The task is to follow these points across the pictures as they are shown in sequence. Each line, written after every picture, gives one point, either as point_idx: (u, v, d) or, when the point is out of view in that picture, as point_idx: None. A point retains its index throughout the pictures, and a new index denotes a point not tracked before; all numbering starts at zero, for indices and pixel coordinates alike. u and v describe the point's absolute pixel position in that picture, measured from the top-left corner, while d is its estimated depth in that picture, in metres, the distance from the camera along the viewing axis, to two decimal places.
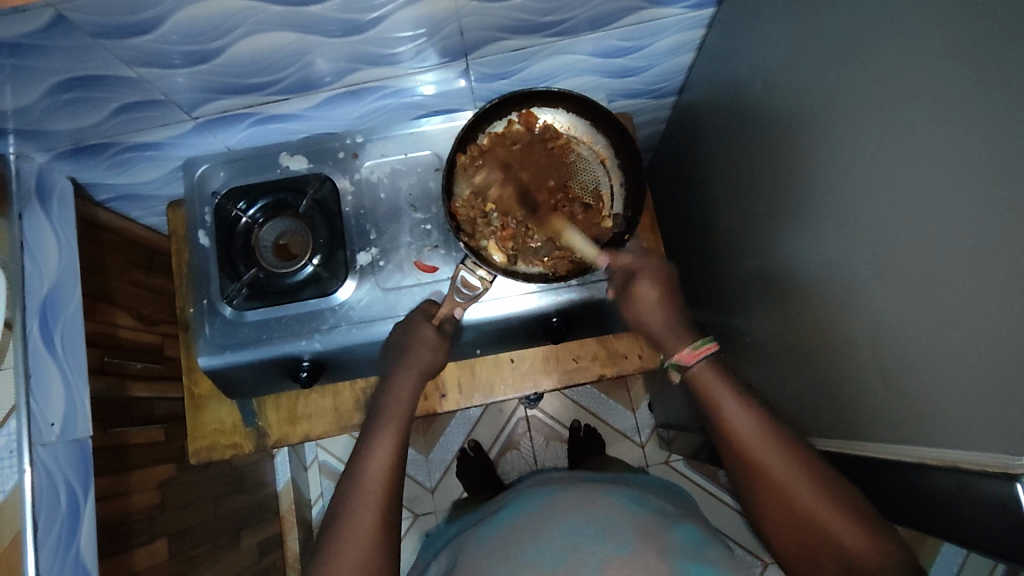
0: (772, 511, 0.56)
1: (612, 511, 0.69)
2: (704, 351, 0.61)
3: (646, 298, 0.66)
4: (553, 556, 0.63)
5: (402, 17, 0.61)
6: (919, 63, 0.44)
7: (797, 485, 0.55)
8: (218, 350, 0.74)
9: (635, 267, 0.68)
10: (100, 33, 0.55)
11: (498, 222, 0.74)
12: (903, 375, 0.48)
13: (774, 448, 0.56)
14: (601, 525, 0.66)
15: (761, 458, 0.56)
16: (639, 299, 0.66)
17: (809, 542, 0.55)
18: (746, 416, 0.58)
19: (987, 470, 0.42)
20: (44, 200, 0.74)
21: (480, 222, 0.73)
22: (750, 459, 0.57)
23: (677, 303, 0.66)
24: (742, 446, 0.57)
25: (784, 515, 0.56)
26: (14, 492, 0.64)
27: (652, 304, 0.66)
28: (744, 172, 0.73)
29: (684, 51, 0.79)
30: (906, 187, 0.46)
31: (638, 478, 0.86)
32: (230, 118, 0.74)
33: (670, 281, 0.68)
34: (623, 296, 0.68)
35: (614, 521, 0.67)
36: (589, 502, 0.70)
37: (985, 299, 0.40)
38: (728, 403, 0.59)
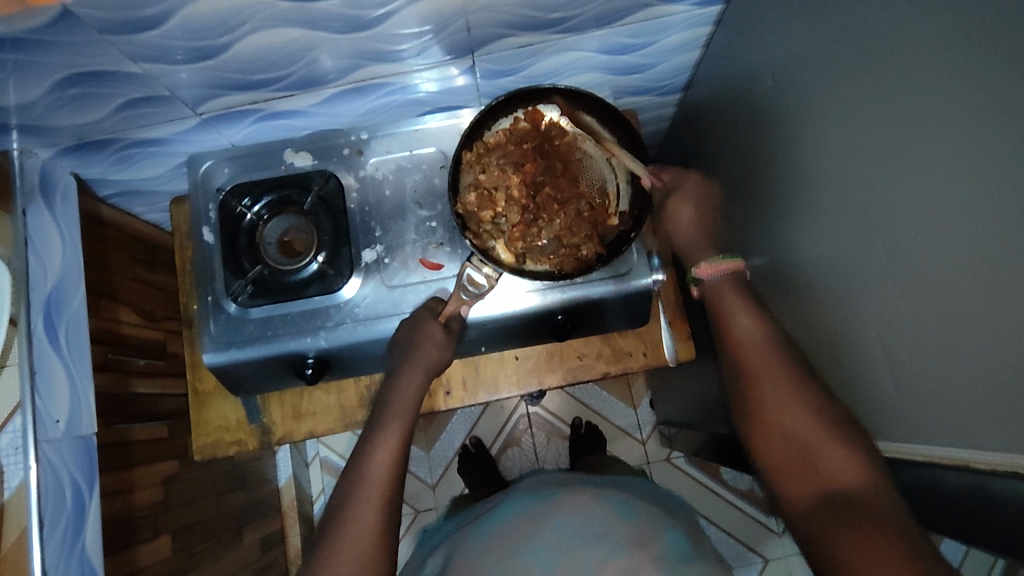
0: (759, 428, 0.56)
1: (604, 513, 0.69)
2: (726, 266, 0.65)
3: (680, 220, 0.69)
4: (548, 558, 0.64)
5: (409, 14, 0.60)
6: (929, 62, 0.44)
7: (789, 400, 0.55)
8: (223, 347, 0.74)
9: (672, 185, 0.71)
10: (106, 29, 0.55)
11: (505, 221, 0.74)
12: (912, 375, 0.49)
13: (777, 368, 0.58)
14: (594, 527, 0.66)
15: (760, 369, 0.58)
16: (672, 217, 0.69)
17: (797, 461, 0.53)
18: (756, 333, 0.60)
19: (999, 470, 0.43)
20: (48, 196, 0.74)
21: (488, 220, 0.73)
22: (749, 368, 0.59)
23: (707, 221, 0.70)
24: (744, 359, 0.59)
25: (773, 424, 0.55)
26: (20, 489, 0.64)
27: (685, 224, 0.69)
28: (751, 170, 0.73)
29: (690, 48, 0.79)
30: (915, 187, 0.46)
31: (636, 485, 0.85)
32: (235, 115, 0.73)
33: (704, 206, 0.70)
34: (660, 221, 0.71)
35: (608, 522, 0.67)
36: (583, 505, 0.70)
37: (995, 300, 0.40)
38: (739, 318, 0.62)
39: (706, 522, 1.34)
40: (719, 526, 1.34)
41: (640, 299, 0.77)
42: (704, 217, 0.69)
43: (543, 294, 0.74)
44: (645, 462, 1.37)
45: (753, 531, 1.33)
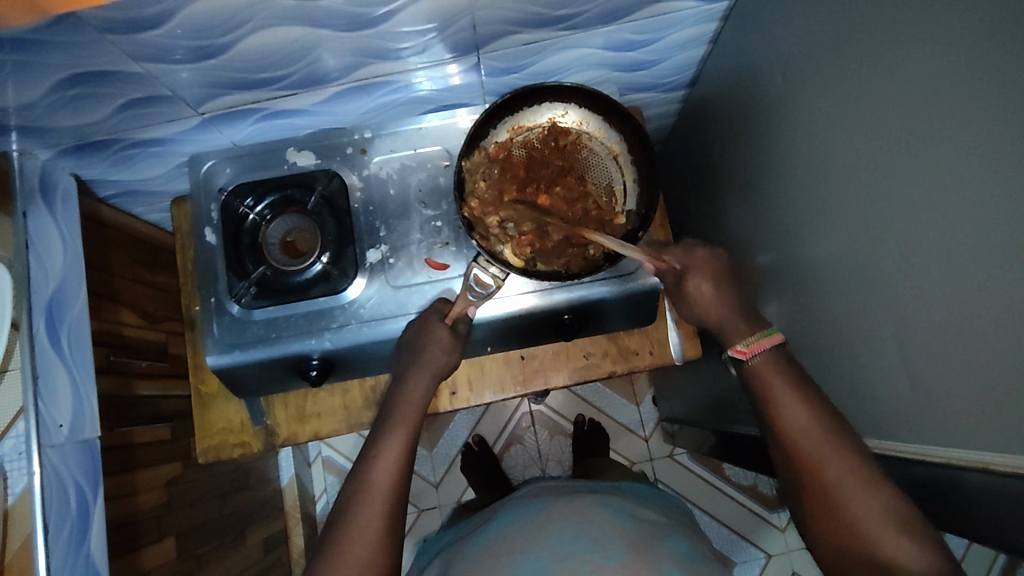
0: (823, 519, 0.54)
1: (602, 521, 0.69)
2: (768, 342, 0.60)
3: (702, 297, 0.65)
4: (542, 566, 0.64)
5: (413, 11, 0.60)
6: (942, 59, 0.43)
7: (850, 488, 0.52)
8: (227, 350, 0.73)
9: (682, 264, 0.67)
10: (107, 28, 0.54)
11: (512, 224, 0.73)
12: (928, 375, 0.48)
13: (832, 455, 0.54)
14: (591, 535, 0.66)
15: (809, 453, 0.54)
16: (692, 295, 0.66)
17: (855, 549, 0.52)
18: (802, 411, 0.56)
19: (1017, 471, 0.42)
20: (48, 197, 0.73)
21: (495, 224, 0.72)
22: (798, 449, 0.55)
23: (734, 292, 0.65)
24: (791, 438, 0.56)
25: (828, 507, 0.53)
26: (25, 494, 0.63)
27: (707, 301, 0.65)
28: (759, 168, 0.72)
29: (696, 44, 0.78)
30: (929, 187, 0.45)
31: (634, 489, 0.85)
32: (236, 114, 0.73)
33: (723, 277, 0.66)
34: (680, 299, 0.67)
35: (604, 532, 0.67)
36: (581, 514, 0.70)
37: (1013, 300, 0.40)
38: (786, 402, 0.57)
39: (710, 519, 1.34)
40: (724, 523, 1.34)
41: (646, 298, 0.76)
42: (726, 290, 0.65)
43: (547, 294, 0.73)
44: (648, 459, 1.37)
45: (757, 528, 1.33)
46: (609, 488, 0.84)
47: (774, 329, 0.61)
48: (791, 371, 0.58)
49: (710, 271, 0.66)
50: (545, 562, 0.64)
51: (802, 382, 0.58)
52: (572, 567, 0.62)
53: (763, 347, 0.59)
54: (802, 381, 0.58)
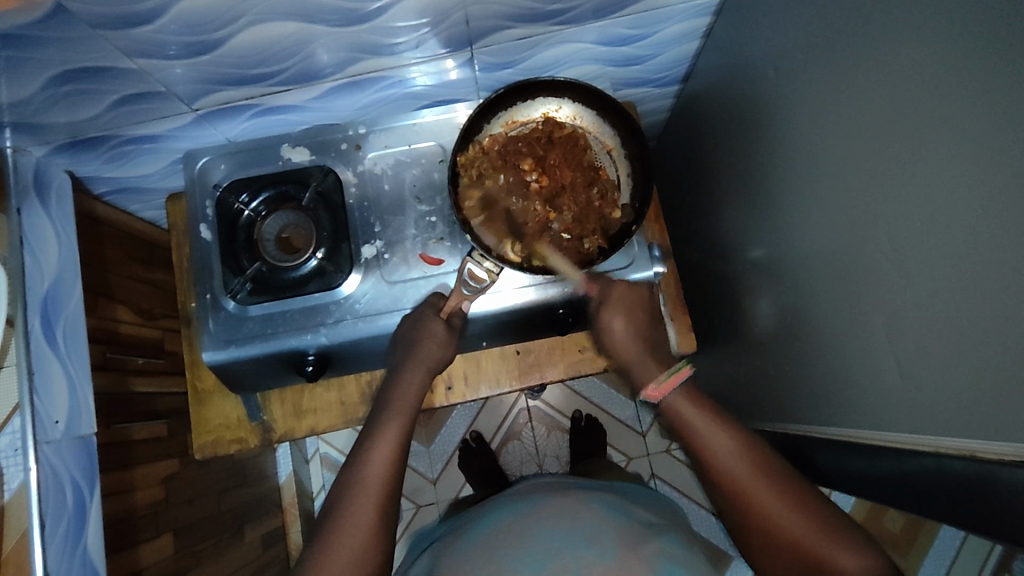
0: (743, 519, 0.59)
1: (596, 517, 0.69)
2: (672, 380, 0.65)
3: (613, 331, 0.70)
4: (535, 562, 0.64)
5: (406, 7, 0.60)
6: (930, 50, 0.43)
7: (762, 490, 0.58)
8: (223, 345, 0.73)
9: (601, 296, 0.71)
10: (99, 24, 0.54)
11: (514, 223, 0.73)
12: (919, 365, 0.49)
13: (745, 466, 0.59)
14: (585, 531, 0.67)
15: (741, 484, 0.58)
16: (605, 330, 0.70)
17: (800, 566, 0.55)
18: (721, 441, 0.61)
19: (1006, 458, 0.43)
20: (43, 194, 0.73)
21: (495, 223, 0.72)
22: (726, 479, 0.59)
23: (642, 326, 0.71)
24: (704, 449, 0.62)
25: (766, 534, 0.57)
26: (20, 491, 0.64)
27: (622, 336, 0.70)
28: (753, 161, 0.73)
29: (689, 39, 0.78)
30: (918, 178, 0.46)
31: (626, 487, 0.85)
32: (231, 110, 0.73)
33: (636, 313, 0.71)
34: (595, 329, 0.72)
35: (597, 527, 0.67)
36: (574, 509, 0.71)
37: (998, 289, 0.40)
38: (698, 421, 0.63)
39: (706, 513, 1.35)
40: None
41: None
42: (637, 325, 0.70)
43: (543, 288, 0.74)
44: (645, 454, 1.38)
45: None
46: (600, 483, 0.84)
47: (683, 364, 0.66)
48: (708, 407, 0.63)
49: (627, 309, 0.70)
50: (538, 557, 0.64)
51: (716, 409, 0.63)
52: (565, 566, 0.62)
53: (673, 386, 0.64)
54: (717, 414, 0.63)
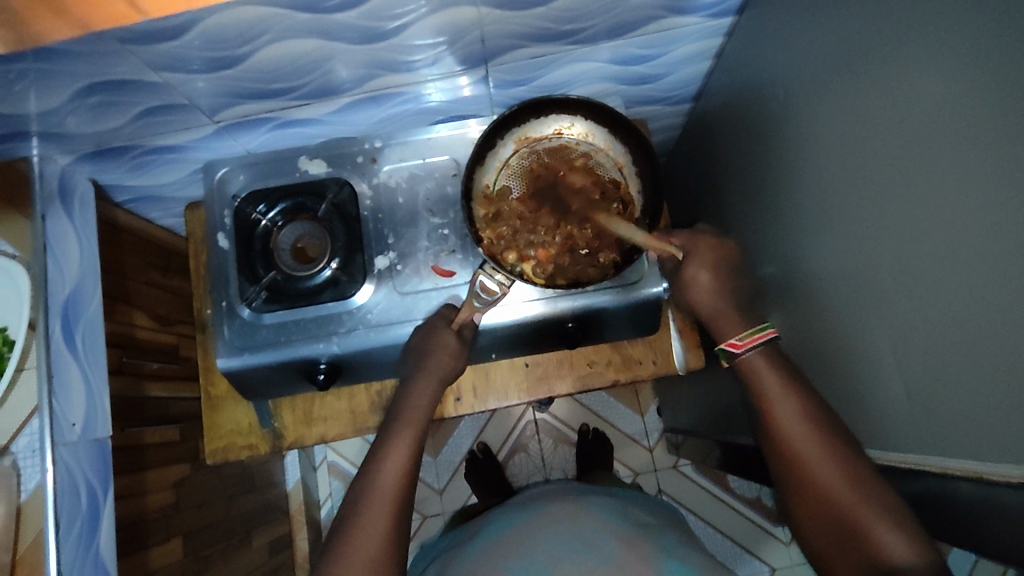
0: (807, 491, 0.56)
1: (599, 523, 0.69)
2: (762, 336, 0.63)
3: (699, 284, 0.68)
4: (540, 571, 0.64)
5: (424, 25, 0.61)
6: (939, 75, 0.44)
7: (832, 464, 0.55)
8: (237, 352, 0.74)
9: (684, 250, 0.69)
10: (129, 39, 0.56)
11: (530, 245, 0.75)
12: (926, 386, 0.49)
13: (810, 427, 0.57)
14: (585, 537, 0.67)
15: (800, 448, 0.57)
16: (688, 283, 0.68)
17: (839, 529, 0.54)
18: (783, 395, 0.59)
19: (1011, 482, 0.43)
20: (66, 201, 0.75)
21: (513, 244, 0.75)
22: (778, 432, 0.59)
23: (729, 283, 0.69)
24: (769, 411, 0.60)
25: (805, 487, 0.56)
26: (37, 491, 0.65)
27: (705, 292, 0.68)
28: (762, 180, 0.73)
29: (701, 59, 0.79)
30: (929, 198, 0.46)
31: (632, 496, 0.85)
32: (252, 122, 0.75)
33: (720, 264, 0.69)
34: (676, 281, 0.70)
35: (601, 535, 0.67)
36: (574, 516, 0.71)
37: (1008, 312, 0.40)
38: (777, 393, 0.60)
39: (713, 531, 1.34)
40: (727, 535, 1.33)
41: (650, 309, 0.77)
42: (721, 281, 0.68)
43: (554, 301, 0.74)
44: (652, 469, 1.37)
45: (758, 539, 1.33)
46: (602, 490, 0.84)
47: (769, 325, 0.64)
48: (789, 378, 0.60)
49: (712, 255, 0.69)
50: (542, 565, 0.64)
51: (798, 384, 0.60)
52: (565, 568, 0.63)
53: (758, 342, 0.62)
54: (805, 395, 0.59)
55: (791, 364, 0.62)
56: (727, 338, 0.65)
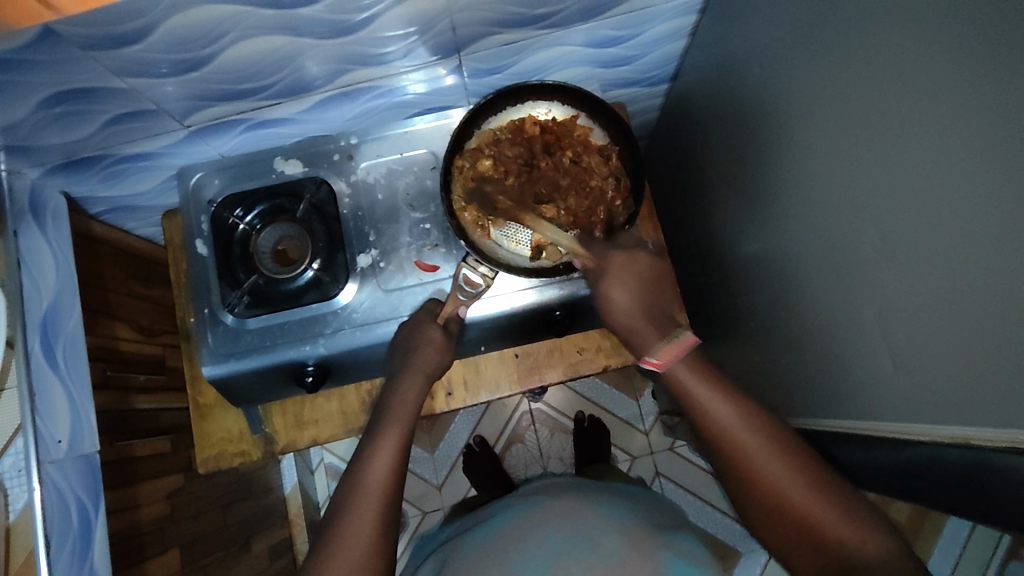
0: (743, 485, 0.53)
1: (605, 521, 0.68)
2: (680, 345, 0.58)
3: (616, 304, 0.63)
4: (537, 564, 0.64)
5: (393, 16, 0.60)
6: (915, 42, 0.44)
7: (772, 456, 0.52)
8: (223, 359, 0.73)
9: (600, 267, 0.65)
10: (89, 45, 0.55)
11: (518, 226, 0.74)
12: (912, 355, 0.49)
13: (740, 417, 0.54)
14: (587, 534, 0.67)
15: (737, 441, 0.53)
16: (605, 301, 0.64)
17: (813, 548, 0.49)
18: (735, 416, 0.54)
19: (1000, 445, 0.43)
20: (38, 216, 0.73)
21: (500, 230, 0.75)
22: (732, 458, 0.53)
23: (646, 293, 0.64)
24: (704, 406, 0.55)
25: (795, 528, 0.50)
26: (25, 511, 0.64)
27: (620, 311, 0.63)
28: (743, 158, 0.73)
29: (677, 37, 0.79)
30: (908, 168, 0.46)
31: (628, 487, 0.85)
32: (224, 125, 0.73)
33: (648, 282, 0.64)
34: (595, 300, 0.65)
35: (599, 529, 0.67)
36: (575, 512, 0.71)
37: (991, 276, 0.40)
38: (700, 388, 0.56)
39: (712, 509, 1.35)
40: (726, 513, 1.34)
41: None
42: (647, 291, 0.64)
43: (541, 290, 0.74)
44: (649, 453, 1.38)
45: None
46: (603, 484, 0.83)
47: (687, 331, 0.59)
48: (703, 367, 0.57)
49: (631, 279, 0.64)
50: (539, 560, 0.64)
51: (715, 375, 0.57)
52: (566, 565, 0.63)
53: (676, 353, 0.58)
54: (720, 380, 0.56)
55: (715, 366, 0.58)
56: (645, 355, 0.60)
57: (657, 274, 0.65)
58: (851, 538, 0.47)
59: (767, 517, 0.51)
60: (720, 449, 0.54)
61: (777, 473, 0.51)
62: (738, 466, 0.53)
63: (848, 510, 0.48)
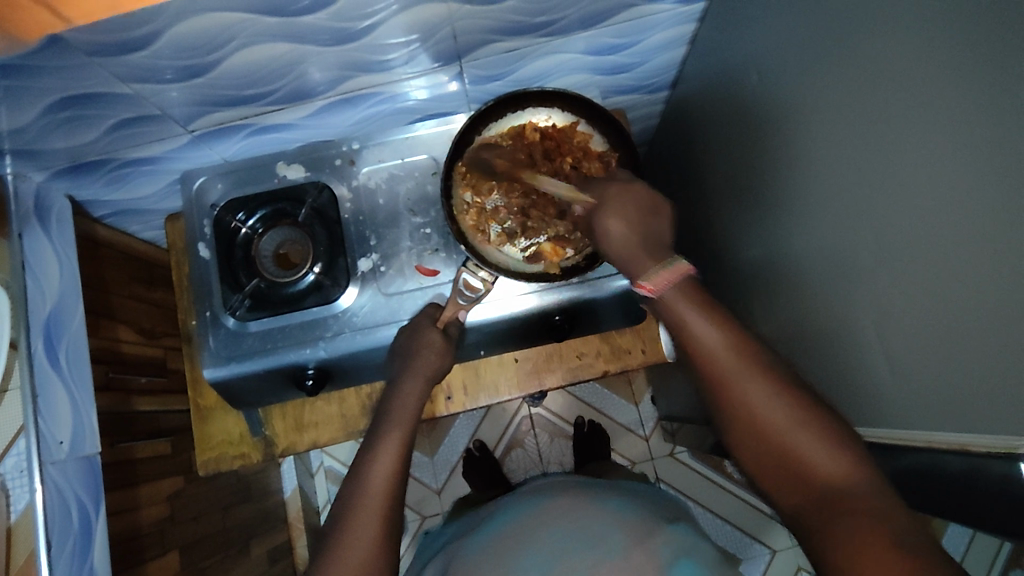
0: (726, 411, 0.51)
1: (604, 516, 0.69)
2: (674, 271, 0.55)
3: (611, 235, 0.59)
4: (542, 562, 0.65)
5: (395, 23, 0.61)
6: (912, 53, 0.44)
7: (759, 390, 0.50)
8: (223, 362, 0.74)
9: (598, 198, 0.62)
10: (96, 51, 0.55)
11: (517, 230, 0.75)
12: (908, 362, 0.49)
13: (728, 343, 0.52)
14: (588, 531, 0.67)
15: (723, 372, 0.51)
16: (602, 234, 0.60)
17: (790, 478, 0.48)
18: (723, 340, 0.52)
19: (992, 452, 0.43)
20: (43, 219, 0.74)
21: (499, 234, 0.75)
22: (718, 384, 0.51)
23: (644, 226, 0.59)
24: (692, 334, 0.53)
25: (782, 462, 0.48)
26: (26, 512, 0.64)
27: (622, 242, 0.59)
28: (741, 165, 0.73)
29: (677, 45, 0.79)
30: (904, 176, 0.46)
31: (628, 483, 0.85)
32: (227, 130, 0.74)
33: (639, 212, 0.60)
34: (593, 235, 0.62)
35: (603, 525, 0.67)
36: (577, 509, 0.71)
37: (986, 284, 0.40)
38: (690, 316, 0.53)
39: (712, 515, 1.35)
40: (726, 520, 1.34)
41: (638, 297, 0.77)
42: (643, 224, 0.59)
43: (541, 294, 0.74)
44: (649, 458, 1.38)
45: (761, 525, 1.33)
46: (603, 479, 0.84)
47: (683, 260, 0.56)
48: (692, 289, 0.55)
49: (624, 208, 0.60)
50: (543, 559, 0.65)
51: (713, 302, 0.54)
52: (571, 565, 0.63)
53: (671, 280, 0.54)
54: (709, 304, 0.54)
55: (705, 293, 0.55)
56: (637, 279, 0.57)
57: (650, 206, 0.61)
58: (839, 473, 0.46)
59: (749, 446, 0.50)
60: (704, 376, 0.52)
61: (757, 404, 0.49)
62: (722, 395, 0.51)
63: (841, 444, 0.46)
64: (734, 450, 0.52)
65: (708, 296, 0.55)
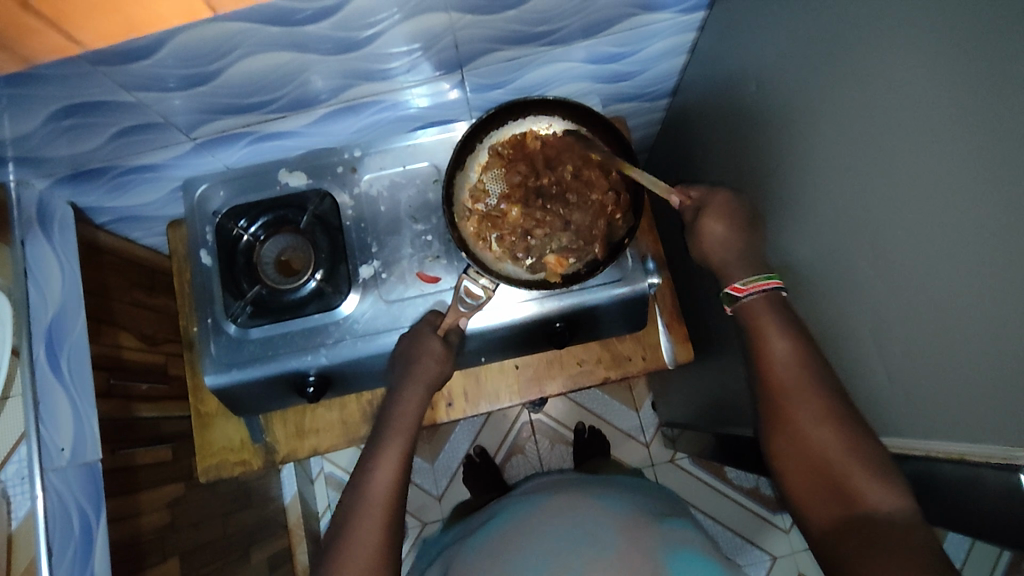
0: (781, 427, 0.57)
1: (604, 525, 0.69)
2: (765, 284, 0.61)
3: (710, 236, 0.64)
4: (537, 562, 0.64)
5: (398, 33, 0.61)
6: (911, 63, 0.44)
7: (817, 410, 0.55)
8: (224, 369, 0.74)
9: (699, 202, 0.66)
10: (99, 60, 0.56)
11: (518, 238, 0.75)
12: (907, 370, 0.49)
13: (798, 358, 0.58)
14: (586, 529, 0.67)
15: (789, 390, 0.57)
16: (703, 234, 0.65)
17: (830, 494, 0.53)
18: (792, 358, 0.58)
19: (990, 462, 0.43)
20: (46, 226, 0.74)
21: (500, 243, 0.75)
22: (783, 410, 0.57)
23: (743, 232, 0.65)
24: (769, 349, 0.59)
25: (825, 480, 0.54)
26: (28, 518, 0.64)
27: (717, 244, 0.64)
28: (741, 173, 0.74)
29: (677, 54, 0.80)
30: (903, 186, 0.46)
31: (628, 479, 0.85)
32: (229, 138, 0.74)
33: (735, 217, 0.65)
34: (691, 237, 0.66)
35: (599, 523, 0.67)
36: (575, 508, 0.71)
37: (984, 295, 0.41)
38: (769, 333, 0.60)
39: (712, 522, 1.34)
40: (726, 526, 1.34)
41: (638, 304, 0.77)
42: (738, 233, 0.64)
43: (543, 302, 0.74)
44: (649, 464, 1.37)
45: (761, 532, 1.33)
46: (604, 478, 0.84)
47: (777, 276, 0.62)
48: (780, 311, 0.61)
49: (726, 210, 0.65)
50: (538, 557, 0.65)
51: (793, 322, 0.60)
52: (567, 563, 0.63)
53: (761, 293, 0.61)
54: (793, 327, 0.60)
55: (791, 312, 0.61)
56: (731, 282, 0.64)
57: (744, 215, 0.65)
58: (877, 497, 0.50)
59: (798, 461, 0.56)
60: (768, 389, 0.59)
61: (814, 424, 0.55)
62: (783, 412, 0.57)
63: (882, 469, 0.51)
64: (778, 463, 0.58)
65: (796, 317, 0.61)
